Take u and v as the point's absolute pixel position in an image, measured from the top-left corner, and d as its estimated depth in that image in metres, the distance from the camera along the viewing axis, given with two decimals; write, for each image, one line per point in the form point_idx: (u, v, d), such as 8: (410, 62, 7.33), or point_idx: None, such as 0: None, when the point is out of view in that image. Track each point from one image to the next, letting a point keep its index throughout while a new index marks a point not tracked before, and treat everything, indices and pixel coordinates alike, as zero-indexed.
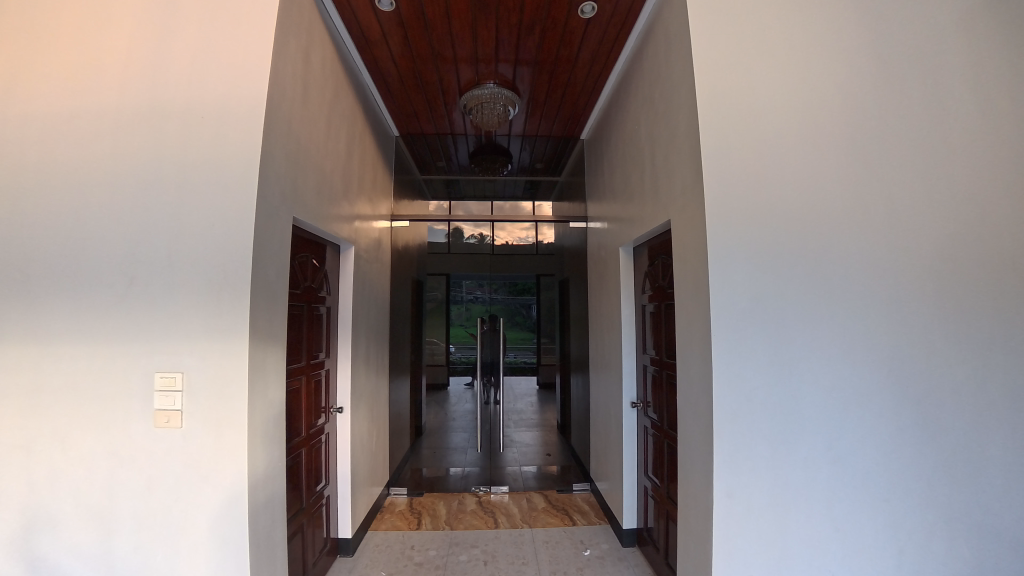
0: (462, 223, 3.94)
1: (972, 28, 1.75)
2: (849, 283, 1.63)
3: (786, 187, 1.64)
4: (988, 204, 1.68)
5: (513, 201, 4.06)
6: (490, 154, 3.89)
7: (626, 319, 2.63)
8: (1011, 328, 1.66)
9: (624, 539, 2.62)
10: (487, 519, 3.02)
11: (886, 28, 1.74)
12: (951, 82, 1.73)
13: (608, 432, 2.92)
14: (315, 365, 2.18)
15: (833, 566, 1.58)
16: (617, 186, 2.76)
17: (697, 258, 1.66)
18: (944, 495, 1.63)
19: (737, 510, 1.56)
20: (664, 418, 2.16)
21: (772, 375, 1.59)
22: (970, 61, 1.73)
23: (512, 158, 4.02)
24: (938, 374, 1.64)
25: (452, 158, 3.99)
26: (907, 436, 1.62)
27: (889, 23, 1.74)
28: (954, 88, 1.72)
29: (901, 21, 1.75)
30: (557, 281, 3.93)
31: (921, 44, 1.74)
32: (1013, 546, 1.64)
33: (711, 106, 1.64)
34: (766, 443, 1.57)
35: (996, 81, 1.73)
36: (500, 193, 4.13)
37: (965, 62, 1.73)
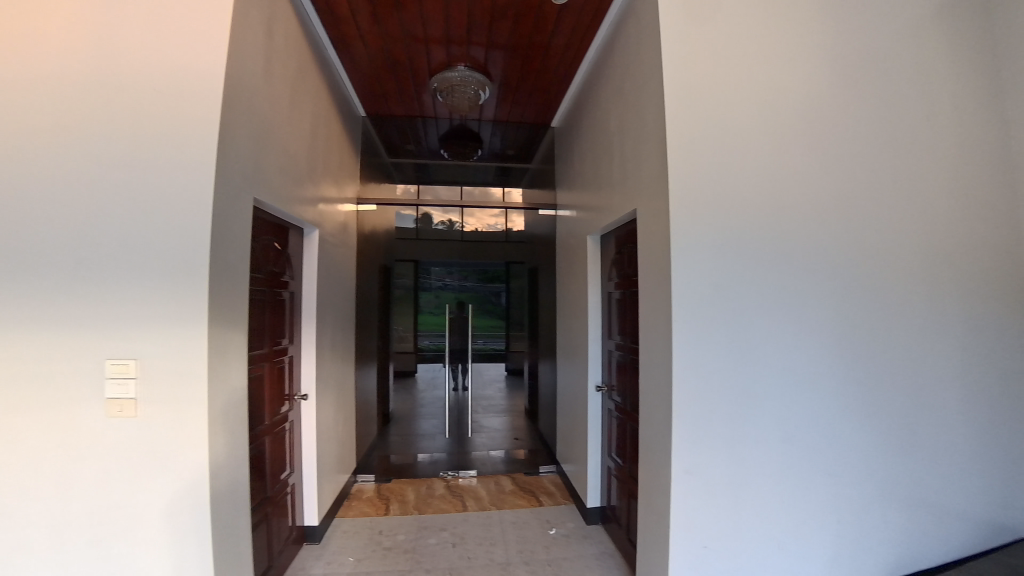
0: (433, 210, 3.98)
1: (915, 36, 1.87)
2: (801, 273, 1.73)
3: (747, 182, 1.72)
4: (923, 202, 1.82)
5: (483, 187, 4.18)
6: (464, 138, 3.79)
7: (593, 306, 2.69)
8: (939, 318, 1.81)
9: (589, 518, 2.73)
10: (456, 503, 3.07)
11: (841, 32, 1.84)
12: (891, 83, 1.84)
13: (574, 415, 3.00)
14: (278, 351, 2.12)
15: (781, 536, 1.71)
16: (587, 174, 2.79)
17: (662, 248, 1.72)
18: (881, 470, 1.78)
19: (696, 487, 1.66)
20: (628, 400, 2.25)
21: (731, 360, 1.68)
22: (916, 67, 1.86)
23: (486, 144, 3.91)
24: (877, 358, 1.78)
25: (424, 143, 3.82)
26: (850, 417, 1.75)
27: (846, 27, 1.84)
28: (899, 92, 1.84)
29: (857, 25, 1.84)
30: (526, 270, 4.06)
31: (873, 49, 1.84)
32: (933, 512, 1.83)
33: (680, 102, 1.69)
34: (723, 424, 1.67)
35: (937, 87, 1.87)
36: (471, 179, 4.21)
37: (912, 69, 1.85)
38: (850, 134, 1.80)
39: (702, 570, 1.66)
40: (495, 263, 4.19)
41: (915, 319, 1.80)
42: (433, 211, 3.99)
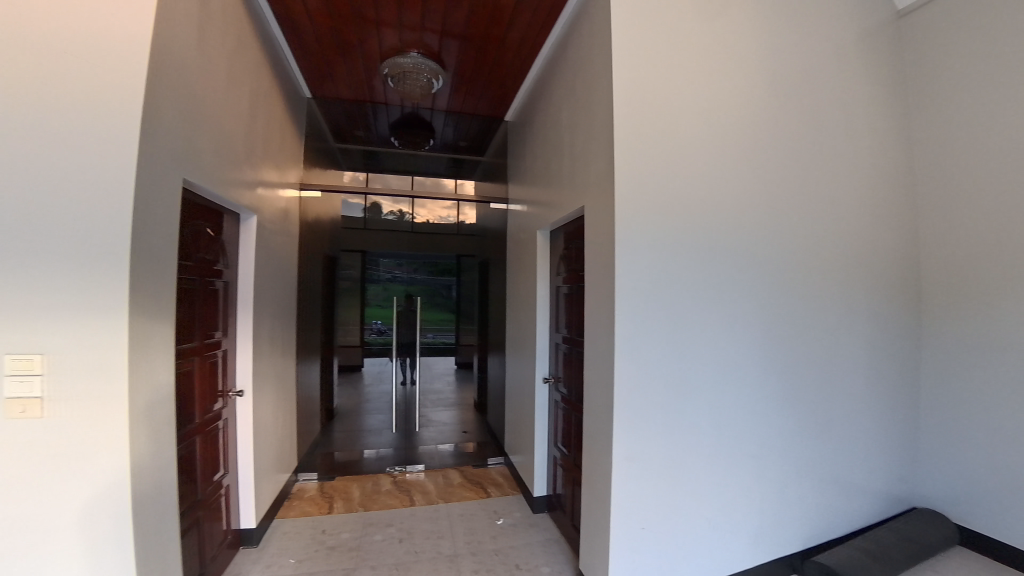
0: (382, 198, 3.77)
1: (811, 68, 2.17)
2: (732, 272, 1.87)
3: (688, 185, 1.82)
4: (816, 211, 2.11)
5: (434, 179, 3.92)
6: (415, 128, 3.77)
7: (541, 300, 2.74)
8: (825, 312, 2.11)
9: (536, 507, 2.80)
10: (403, 498, 3.03)
11: (765, 53, 2.03)
12: (807, 111, 2.14)
13: (522, 407, 3.05)
14: (210, 345, 1.98)
15: (710, 514, 1.84)
16: (537, 170, 2.84)
17: (607, 245, 1.77)
18: (788, 449, 2.00)
19: (634, 471, 1.74)
20: (573, 391, 2.32)
21: (668, 351, 1.78)
22: (810, 95, 2.16)
23: (437, 134, 3.95)
24: (786, 348, 2.00)
25: (373, 133, 3.76)
26: (766, 403, 1.94)
27: (769, 51, 2.04)
28: (799, 114, 2.11)
29: (774, 49, 2.06)
30: (477, 263, 3.99)
31: (785, 73, 2.08)
32: (821, 483, 2.12)
33: (628, 105, 1.75)
34: (660, 411, 1.77)
35: (821, 115, 2.19)
36: (422, 169, 3.97)
37: (807, 96, 2.14)
38: (771, 148, 2.01)
39: (640, 551, 1.75)
40: (446, 257, 4.04)
41: (820, 313, 2.10)
42: (381, 199, 3.77)
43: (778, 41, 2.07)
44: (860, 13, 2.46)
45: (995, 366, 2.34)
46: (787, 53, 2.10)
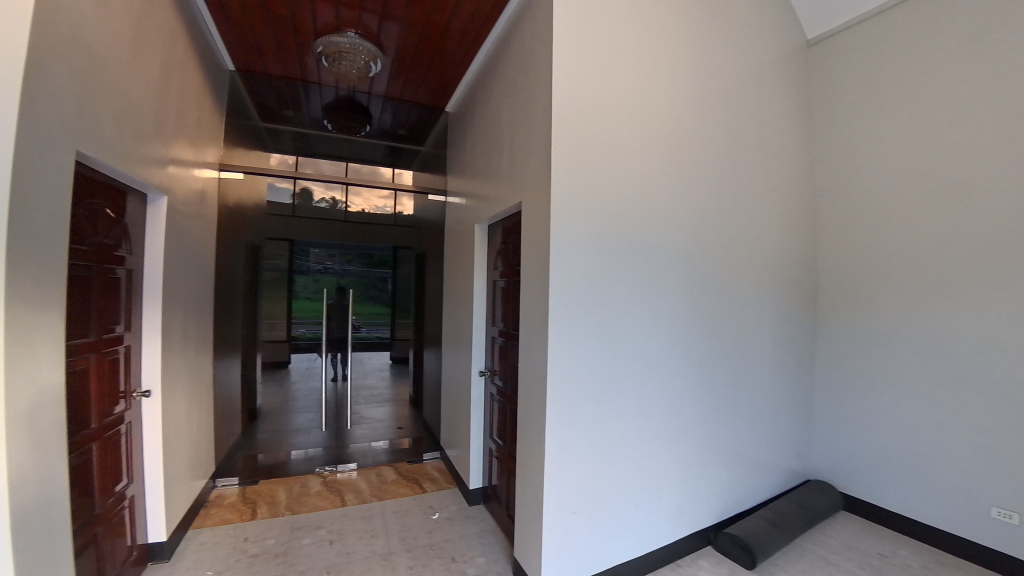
0: (313, 183, 3.53)
1: (729, 85, 2.38)
2: (658, 270, 2.01)
3: (620, 186, 1.91)
4: (729, 216, 2.33)
5: (371, 167, 3.73)
6: (351, 108, 3.62)
7: (478, 294, 2.75)
8: (734, 308, 2.33)
9: (471, 498, 2.82)
10: (334, 499, 2.92)
11: (691, 68, 2.19)
12: (725, 123, 2.35)
13: (458, 401, 3.04)
14: (108, 340, 1.76)
15: (635, 496, 1.96)
16: (477, 163, 2.83)
17: (543, 240, 1.80)
18: (700, 433, 2.19)
19: (566, 460, 1.77)
20: (508, 383, 2.36)
21: (599, 342, 1.84)
22: (729, 111, 2.37)
23: (374, 118, 3.78)
24: (700, 340, 2.18)
25: (304, 109, 3.54)
26: (683, 390, 2.11)
27: (695, 65, 2.21)
28: (719, 127, 2.31)
29: (699, 64, 2.23)
30: (415, 255, 3.84)
31: (707, 88, 2.26)
32: (730, 461, 2.34)
33: (568, 104, 1.80)
34: (592, 401, 1.83)
35: (738, 129, 2.41)
36: (358, 155, 3.73)
37: (726, 112, 2.36)
38: (694, 155, 2.18)
39: (571, 536, 1.79)
40: (382, 247, 3.72)
41: (731, 307, 2.33)
42: (312, 184, 3.52)
43: (703, 57, 2.25)
44: (772, 38, 2.72)
45: (871, 354, 2.75)
46: (710, 69, 2.28)
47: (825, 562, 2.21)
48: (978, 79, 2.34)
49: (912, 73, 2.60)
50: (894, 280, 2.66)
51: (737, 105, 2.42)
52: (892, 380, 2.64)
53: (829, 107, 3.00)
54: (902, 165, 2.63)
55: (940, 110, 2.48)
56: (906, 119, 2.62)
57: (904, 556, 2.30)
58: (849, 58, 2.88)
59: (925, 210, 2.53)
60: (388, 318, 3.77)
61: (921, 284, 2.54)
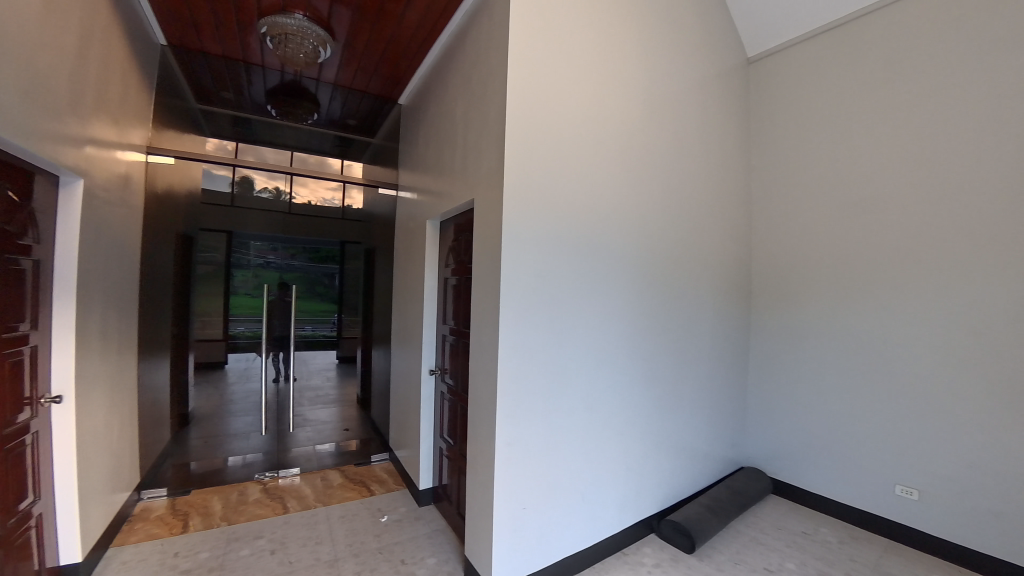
0: (255, 172, 3.33)
1: (676, 95, 2.51)
2: (606, 270, 2.07)
3: (571, 187, 1.95)
4: (673, 220, 2.46)
5: (319, 157, 3.62)
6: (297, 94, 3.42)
7: (428, 292, 2.71)
8: (675, 307, 2.46)
9: (422, 499, 2.78)
10: (275, 506, 2.78)
11: (642, 77, 2.29)
12: (672, 132, 2.47)
13: (408, 400, 2.98)
14: (10, 340, 1.57)
15: (584, 489, 2.02)
16: (430, 159, 2.79)
17: (494, 238, 1.80)
18: (644, 427, 2.28)
19: (516, 456, 1.78)
20: (459, 381, 2.35)
21: (548, 339, 1.86)
22: (676, 120, 2.50)
23: (321, 108, 3.57)
24: (644, 337, 2.27)
25: (247, 93, 3.32)
26: (627, 385, 2.19)
27: (645, 74, 2.31)
28: (666, 135, 2.43)
29: (649, 74, 2.33)
30: (364, 251, 3.73)
31: (657, 98, 2.38)
32: (671, 453, 2.47)
33: (522, 103, 1.80)
34: (542, 398, 1.85)
35: (684, 139, 2.55)
36: (303, 144, 3.59)
37: (673, 121, 2.49)
38: (643, 161, 2.28)
39: (521, 530, 1.81)
40: (329, 242, 3.61)
41: (674, 306, 2.45)
42: (253, 173, 3.33)
43: (652, 68, 2.35)
44: (716, 52, 2.89)
45: (796, 349, 3.00)
46: (658, 79, 2.39)
47: (755, 543, 2.38)
48: (889, 103, 2.62)
49: (834, 94, 2.86)
50: (817, 282, 2.92)
51: (682, 115, 2.55)
52: (813, 374, 2.89)
53: (764, 122, 3.25)
54: (824, 177, 2.89)
55: (857, 129, 2.75)
56: (829, 136, 2.88)
57: (824, 533, 2.53)
58: (782, 77, 3.13)
59: (843, 219, 2.79)
60: (335, 315, 3.65)
61: (839, 286, 2.80)
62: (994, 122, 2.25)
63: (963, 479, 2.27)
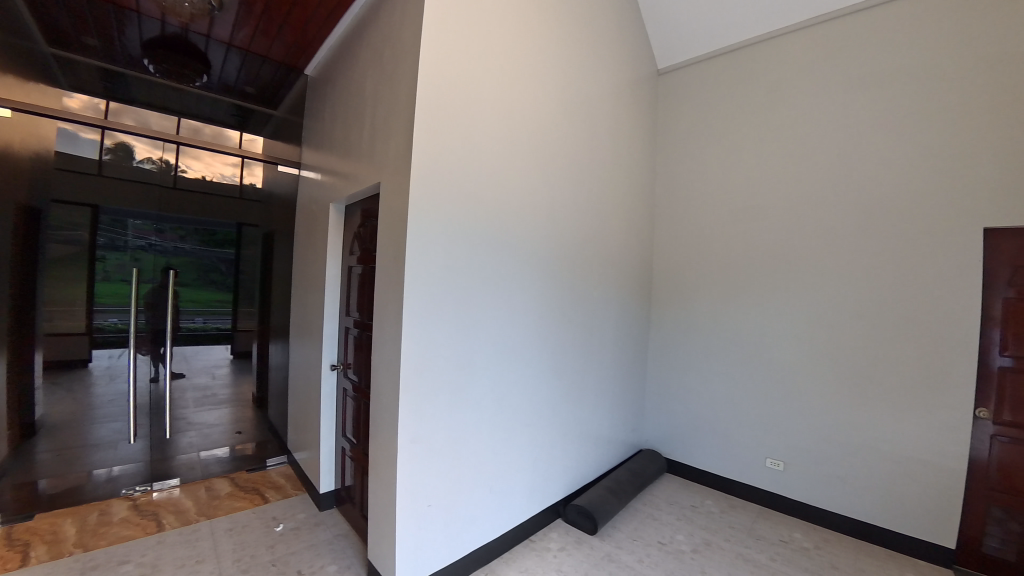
0: (134, 139, 2.79)
1: (590, 98, 2.56)
2: (515, 264, 2.06)
3: (482, 178, 1.89)
4: (583, 217, 2.52)
5: (213, 129, 3.09)
6: (185, 49, 2.84)
7: (331, 281, 2.50)
8: (582, 301, 2.53)
9: (323, 504, 2.60)
10: (148, 524, 2.42)
11: (558, 76, 2.29)
12: (585, 133, 2.52)
13: (307, 398, 2.75)
14: None
15: (491, 482, 2.00)
16: (336, 138, 2.55)
17: (399, 226, 1.68)
18: (550, 417, 2.33)
19: (421, 452, 1.69)
20: (362, 377, 2.20)
21: (455, 333, 1.79)
22: (589, 122, 2.56)
23: (214, 69, 3.01)
24: (551, 329, 2.30)
25: (119, 42, 2.66)
26: (534, 376, 2.20)
27: (561, 74, 2.31)
28: (579, 136, 2.47)
29: (565, 74, 2.35)
30: (263, 235, 3.33)
31: (571, 97, 2.40)
32: (577, 439, 2.55)
33: (435, 85, 1.68)
34: (448, 393, 1.78)
35: (596, 140, 2.62)
36: (192, 110, 3.01)
37: (587, 122, 2.54)
38: (555, 157, 2.29)
39: (426, 529, 1.74)
40: (223, 223, 3.15)
41: (579, 301, 2.51)
42: (133, 140, 2.78)
43: (568, 67, 2.36)
44: (629, 59, 2.99)
45: (688, 341, 3.24)
46: (573, 78, 2.41)
47: (651, 518, 2.56)
48: (772, 120, 2.91)
49: (729, 108, 3.11)
50: (708, 278, 3.17)
51: (595, 117, 2.61)
52: (702, 363, 3.16)
53: (669, 129, 3.45)
54: (718, 184, 3.15)
55: (745, 141, 3.02)
56: (722, 146, 3.14)
57: (708, 504, 2.79)
58: (686, 90, 3.34)
59: (732, 222, 3.06)
60: (229, 306, 3.22)
61: (726, 282, 3.07)
62: (852, 143, 2.60)
63: (816, 449, 2.64)
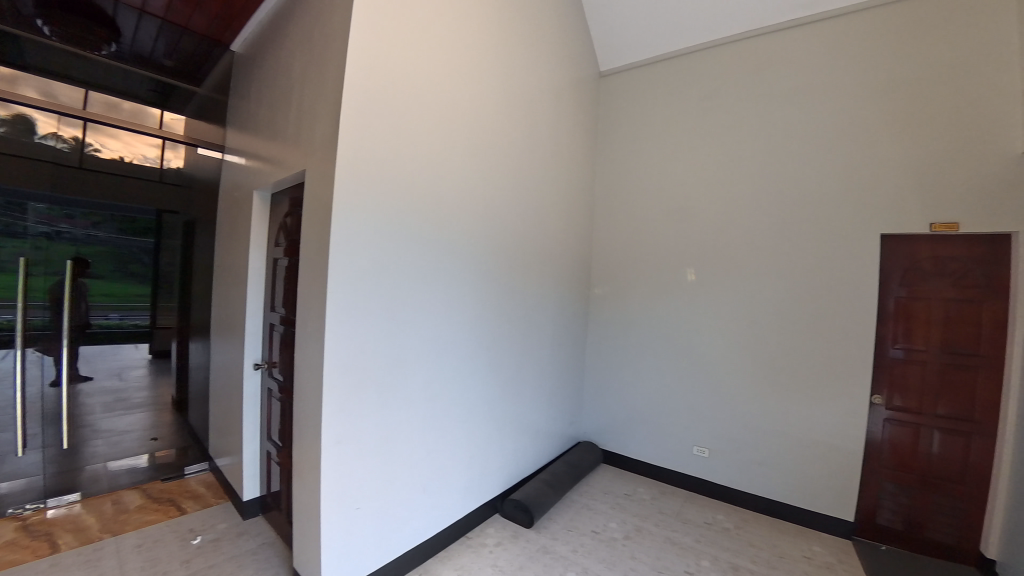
0: (36, 111, 2.42)
1: (530, 95, 2.55)
2: (450, 258, 2.02)
3: (416, 170, 1.82)
4: (521, 214, 2.52)
5: (133, 107, 2.82)
6: (92, 16, 2.38)
7: (254, 275, 2.33)
8: (519, 297, 2.54)
9: (246, 512, 2.43)
10: (38, 546, 2.14)
11: (497, 70, 2.26)
12: (524, 130, 2.51)
13: (230, 400, 2.55)
14: None
15: (425, 480, 1.96)
16: (261, 122, 2.37)
17: (324, 217, 1.58)
18: (487, 413, 2.32)
19: (348, 453, 1.61)
20: (287, 377, 2.06)
21: (385, 330, 1.72)
22: (529, 119, 2.55)
23: (126, 36, 2.57)
24: (488, 324, 2.29)
25: None
26: (469, 372, 2.18)
27: (500, 69, 2.28)
28: (518, 132, 2.46)
29: (504, 68, 2.32)
30: (183, 222, 3.03)
31: (511, 92, 2.38)
32: (514, 435, 2.56)
33: (364, 70, 1.59)
34: (377, 392, 1.70)
35: (535, 137, 2.62)
36: (97, 81, 2.66)
37: (527, 119, 2.53)
38: (493, 152, 2.26)
39: (354, 532, 1.66)
40: (140, 210, 2.85)
41: (516, 297, 2.51)
42: (34, 112, 2.41)
43: (507, 62, 2.33)
44: (571, 58, 3.01)
45: (624, 337, 3.34)
46: (513, 73, 2.38)
47: (587, 508, 2.63)
48: (704, 126, 3.04)
49: (663, 113, 3.22)
50: (642, 276, 3.28)
51: (535, 115, 2.61)
52: (636, 358, 3.27)
53: (609, 130, 3.52)
54: (653, 185, 3.26)
55: (678, 144, 3.15)
56: (658, 148, 3.24)
57: (641, 492, 2.91)
58: (625, 93, 3.42)
59: (665, 222, 3.18)
60: (147, 302, 2.93)
61: (659, 279, 3.19)
62: (774, 149, 2.78)
63: (738, 436, 2.82)
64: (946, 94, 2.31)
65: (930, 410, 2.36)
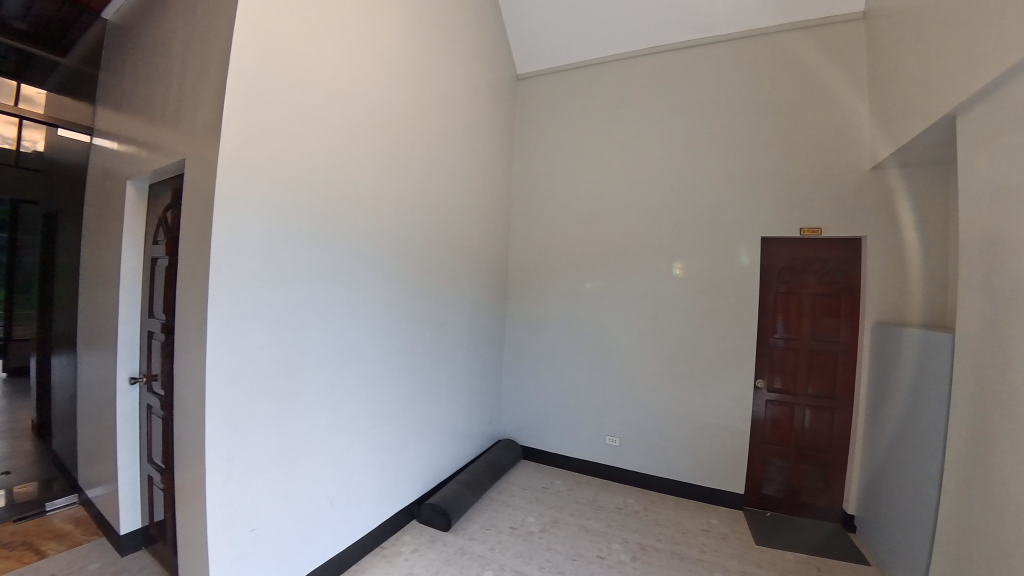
0: None
1: (443, 92, 2.51)
2: (354, 258, 1.92)
3: (314, 165, 1.70)
4: (433, 213, 2.47)
5: None
6: None
7: (128, 278, 2.05)
8: (431, 297, 2.49)
9: (124, 548, 2.13)
10: None
11: (406, 64, 2.19)
12: (437, 127, 2.47)
13: (100, 420, 2.23)
14: None
15: (332, 492, 1.85)
16: (135, 104, 2.09)
17: (205, 213, 1.42)
18: (399, 417, 2.25)
19: (239, 470, 1.47)
20: (168, 391, 1.84)
21: (280, 335, 1.60)
22: (442, 117, 2.51)
23: None
24: (397, 325, 2.22)
25: None
26: (378, 376, 2.10)
27: (409, 63, 2.21)
28: (430, 129, 2.41)
29: (414, 63, 2.25)
30: (43, 215, 2.60)
31: (422, 88, 2.32)
32: (429, 437, 2.52)
33: (252, 53, 1.44)
34: (272, 402, 1.58)
35: (449, 135, 2.59)
36: None
37: (440, 116, 2.49)
38: (402, 150, 2.19)
39: (250, 556, 1.52)
40: None
41: (428, 298, 2.47)
42: None
43: (417, 58, 2.27)
44: (486, 58, 3.01)
45: (540, 334, 3.42)
46: (424, 69, 2.33)
47: (506, 505, 2.66)
48: (613, 132, 3.20)
49: (576, 117, 3.34)
50: (557, 275, 3.38)
51: (448, 113, 2.57)
52: (552, 355, 3.36)
53: (525, 132, 3.58)
54: (567, 187, 3.37)
55: (590, 148, 3.28)
56: (571, 151, 3.36)
57: (558, 484, 3.01)
58: (541, 96, 3.50)
59: (578, 223, 3.31)
60: None
61: (573, 278, 3.31)
62: (674, 156, 2.99)
63: (646, 424, 3.00)
64: (811, 115, 2.64)
65: (802, 390, 2.69)
